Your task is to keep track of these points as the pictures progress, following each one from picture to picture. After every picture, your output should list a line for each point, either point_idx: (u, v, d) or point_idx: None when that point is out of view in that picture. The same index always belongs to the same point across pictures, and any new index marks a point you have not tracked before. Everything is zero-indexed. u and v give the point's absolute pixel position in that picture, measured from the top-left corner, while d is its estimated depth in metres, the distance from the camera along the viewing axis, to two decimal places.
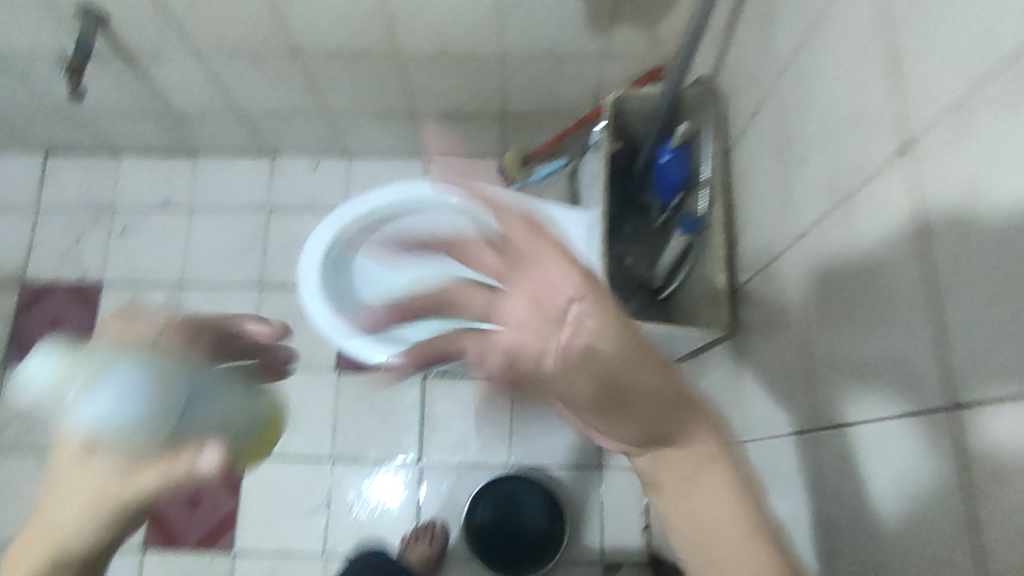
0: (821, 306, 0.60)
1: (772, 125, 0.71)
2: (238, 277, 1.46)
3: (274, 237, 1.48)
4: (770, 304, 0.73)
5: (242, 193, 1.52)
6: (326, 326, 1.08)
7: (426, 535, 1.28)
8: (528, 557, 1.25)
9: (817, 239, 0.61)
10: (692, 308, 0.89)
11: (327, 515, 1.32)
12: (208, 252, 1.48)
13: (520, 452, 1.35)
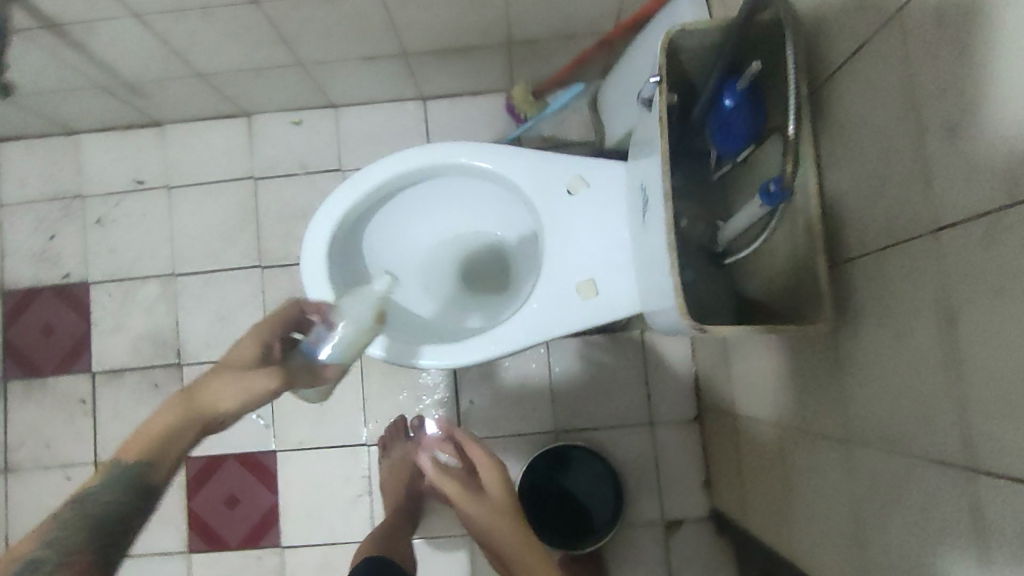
0: (996, 322, 0.45)
1: (907, 73, 0.53)
2: (235, 258, 1.32)
3: (267, 210, 1.33)
4: (897, 295, 0.57)
5: (222, 162, 1.35)
6: (335, 303, 0.93)
7: (398, 435, 1.23)
8: (589, 524, 1.19)
9: (994, 232, 0.44)
10: (775, 285, 0.76)
11: (371, 501, 1.25)
12: (197, 233, 1.33)
13: (566, 417, 1.26)
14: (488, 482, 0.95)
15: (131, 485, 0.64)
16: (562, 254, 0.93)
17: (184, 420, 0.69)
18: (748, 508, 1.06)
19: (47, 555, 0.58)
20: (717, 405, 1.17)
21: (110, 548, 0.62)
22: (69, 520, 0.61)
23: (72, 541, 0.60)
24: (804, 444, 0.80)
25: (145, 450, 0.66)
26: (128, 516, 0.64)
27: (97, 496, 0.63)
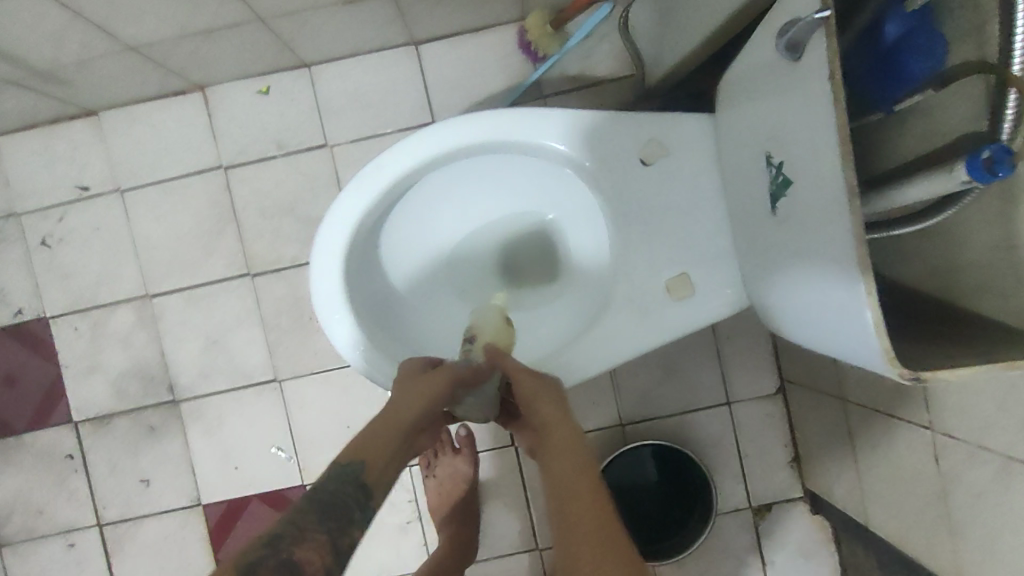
0: None
1: None
2: (217, 269, 1.10)
3: (246, 206, 1.09)
4: None
5: (180, 153, 1.10)
6: (348, 340, 0.74)
7: (442, 449, 1.06)
8: (673, 529, 1.04)
9: None
10: (963, 278, 0.55)
11: (422, 528, 1.09)
12: (166, 243, 1.10)
13: (632, 407, 1.09)
14: (562, 427, 0.65)
15: (354, 481, 0.58)
16: (641, 245, 0.72)
17: (382, 419, 0.64)
18: (869, 503, 0.88)
19: (296, 526, 0.53)
20: (810, 377, 0.97)
21: (338, 537, 0.54)
22: (308, 500, 0.56)
23: (300, 525, 0.54)
24: (988, 468, 0.62)
25: (358, 453, 0.61)
26: (353, 515, 0.56)
27: (324, 484, 0.58)
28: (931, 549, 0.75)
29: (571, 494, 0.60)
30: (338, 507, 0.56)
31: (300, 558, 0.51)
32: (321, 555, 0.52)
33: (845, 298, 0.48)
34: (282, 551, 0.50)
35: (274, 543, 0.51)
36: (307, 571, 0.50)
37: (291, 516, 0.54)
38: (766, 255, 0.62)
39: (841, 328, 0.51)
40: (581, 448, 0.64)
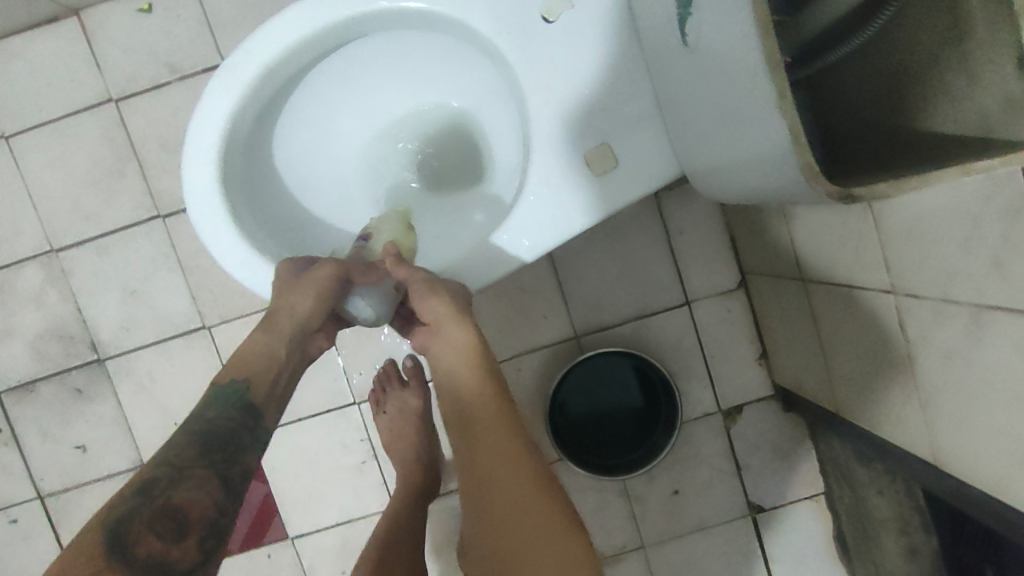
0: None
1: None
2: (124, 214, 1.00)
3: (145, 140, 0.99)
4: None
5: (65, 89, 0.99)
6: (234, 254, 0.64)
7: (390, 383, 1.00)
8: (641, 441, 0.98)
9: None
10: (911, 94, 0.46)
11: (379, 467, 1.04)
12: (65, 190, 1.00)
13: (586, 317, 1.02)
14: (455, 332, 0.60)
15: (237, 402, 0.57)
16: (553, 115, 0.63)
17: (264, 333, 0.62)
18: (838, 387, 0.82)
19: (176, 463, 0.52)
20: (769, 265, 0.90)
21: (225, 466, 0.54)
22: (189, 433, 0.55)
23: (178, 464, 0.52)
24: (957, 323, 0.55)
25: (239, 372, 0.60)
26: (241, 439, 0.56)
27: (204, 413, 0.56)
28: (904, 426, 0.69)
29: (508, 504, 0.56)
30: (222, 436, 0.55)
31: (181, 500, 0.50)
32: (208, 490, 0.52)
33: (762, 112, 0.39)
34: (158, 497, 0.50)
35: (147, 489, 0.50)
36: (191, 509, 0.50)
37: (168, 453, 0.53)
38: (690, 94, 0.52)
39: (769, 153, 0.42)
40: (513, 436, 0.58)
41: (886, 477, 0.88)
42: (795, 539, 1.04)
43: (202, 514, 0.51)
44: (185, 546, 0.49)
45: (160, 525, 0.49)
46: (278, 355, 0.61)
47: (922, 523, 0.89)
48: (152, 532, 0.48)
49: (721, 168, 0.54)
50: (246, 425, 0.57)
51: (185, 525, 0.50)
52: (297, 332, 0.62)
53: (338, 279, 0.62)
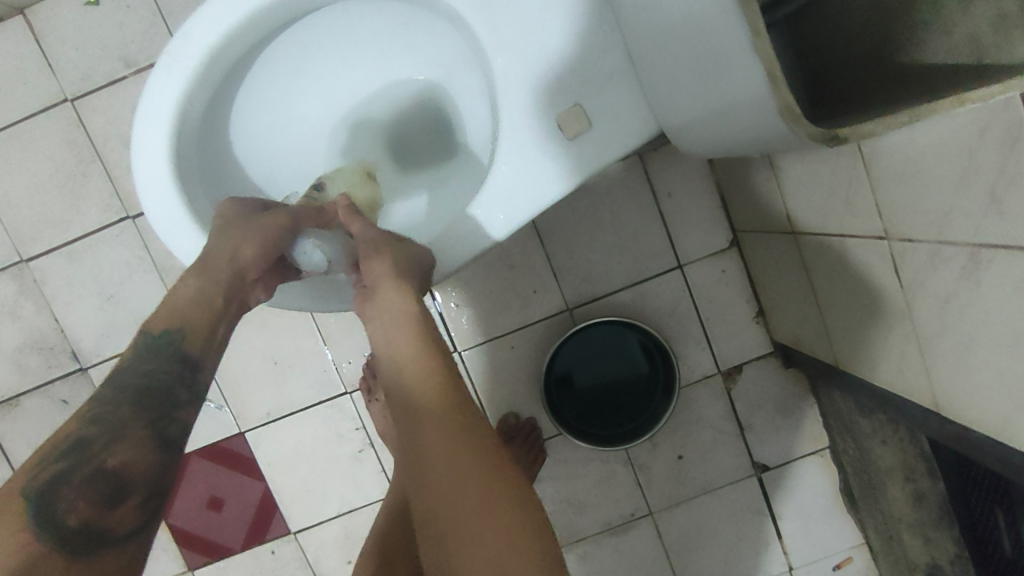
0: None
1: None
2: (92, 218, 0.97)
3: (106, 140, 0.95)
4: None
5: (18, 92, 0.95)
6: (193, 246, 0.61)
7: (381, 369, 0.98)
8: (641, 409, 0.97)
9: None
10: (901, 20, 0.43)
11: (377, 455, 1.02)
12: (29, 198, 0.97)
13: (577, 288, 0.99)
14: (400, 293, 0.57)
15: (174, 352, 0.52)
16: (521, 78, 0.59)
17: (198, 273, 0.56)
18: (836, 341, 0.80)
19: (109, 422, 0.47)
20: (760, 220, 0.87)
21: (164, 424, 0.49)
22: (121, 388, 0.49)
23: (111, 422, 0.47)
24: (954, 265, 0.52)
25: (172, 315, 0.54)
26: (179, 393, 0.51)
27: (136, 366, 0.51)
28: (903, 375, 0.67)
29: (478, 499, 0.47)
30: (158, 392, 0.50)
31: (118, 462, 0.45)
32: (147, 451, 0.47)
33: (736, 57, 0.36)
34: (92, 460, 0.44)
35: (77, 451, 0.45)
36: (129, 472, 0.45)
37: (98, 411, 0.48)
38: (660, 42, 0.49)
39: (748, 101, 0.39)
40: (471, 419, 0.51)
41: (890, 427, 0.87)
42: (802, 495, 1.03)
43: (142, 475, 0.46)
44: (124, 512, 0.44)
45: (94, 489, 0.43)
46: (212, 301, 0.55)
47: (928, 467, 0.88)
48: (84, 497, 0.43)
49: (700, 122, 0.52)
50: (185, 377, 0.52)
51: (123, 489, 0.44)
52: (239, 275, 0.57)
53: (289, 228, 0.59)
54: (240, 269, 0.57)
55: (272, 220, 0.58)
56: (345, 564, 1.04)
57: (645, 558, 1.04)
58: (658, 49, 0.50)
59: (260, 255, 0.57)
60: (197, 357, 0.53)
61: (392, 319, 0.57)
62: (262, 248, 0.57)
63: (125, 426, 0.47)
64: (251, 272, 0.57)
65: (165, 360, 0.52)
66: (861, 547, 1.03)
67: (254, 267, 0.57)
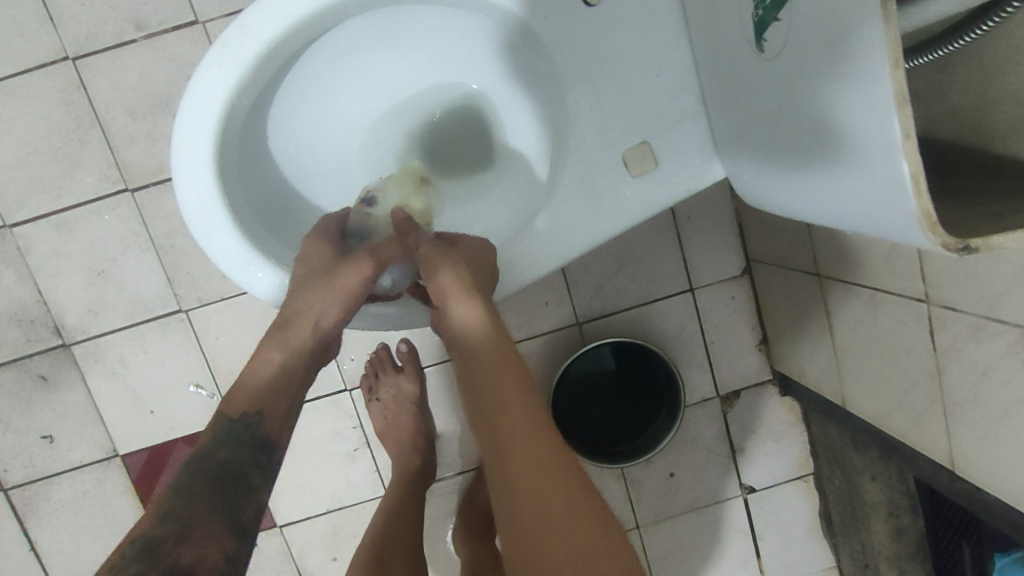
0: None
1: None
2: (87, 187, 0.91)
3: (109, 105, 0.89)
4: None
5: (13, 43, 0.88)
6: (234, 253, 0.58)
7: (384, 368, 0.97)
8: (643, 428, 0.98)
9: None
10: (998, 116, 0.43)
11: (371, 454, 1.01)
12: (18, 160, 0.90)
13: (589, 302, 0.99)
14: (468, 313, 0.59)
15: (248, 439, 0.54)
16: (591, 107, 0.58)
17: (283, 351, 0.59)
18: (847, 383, 0.82)
19: (181, 518, 0.48)
20: (781, 255, 0.89)
21: (236, 513, 0.50)
22: (195, 483, 0.51)
23: (182, 518, 0.48)
24: (999, 342, 0.54)
25: (256, 392, 0.56)
26: (253, 480, 0.53)
27: (213, 456, 0.53)
28: (919, 429, 0.69)
29: (538, 516, 0.50)
30: (231, 483, 0.52)
31: (189, 560, 0.46)
32: (217, 543, 0.48)
33: (870, 147, 0.36)
34: (164, 558, 0.45)
35: (150, 551, 0.45)
36: (200, 569, 0.46)
37: (172, 507, 0.49)
38: (749, 98, 0.49)
39: (861, 188, 0.39)
40: (558, 446, 0.53)
41: (881, 465, 0.90)
42: (784, 518, 1.06)
43: (213, 570, 0.47)
44: None
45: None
46: (298, 377, 0.59)
47: (910, 503, 0.93)
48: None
49: (771, 177, 0.52)
50: (256, 465, 0.53)
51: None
52: (314, 340, 0.60)
53: (360, 285, 0.60)
54: (314, 328, 0.59)
55: (348, 276, 0.59)
56: (329, 560, 1.03)
57: None
58: (748, 103, 0.50)
59: (335, 315, 0.60)
60: (271, 443, 0.55)
61: (470, 332, 0.59)
62: (332, 309, 0.59)
63: (198, 523, 0.48)
64: (325, 331, 0.60)
65: (233, 449, 0.53)
66: (833, 569, 1.08)
67: (330, 325, 0.60)
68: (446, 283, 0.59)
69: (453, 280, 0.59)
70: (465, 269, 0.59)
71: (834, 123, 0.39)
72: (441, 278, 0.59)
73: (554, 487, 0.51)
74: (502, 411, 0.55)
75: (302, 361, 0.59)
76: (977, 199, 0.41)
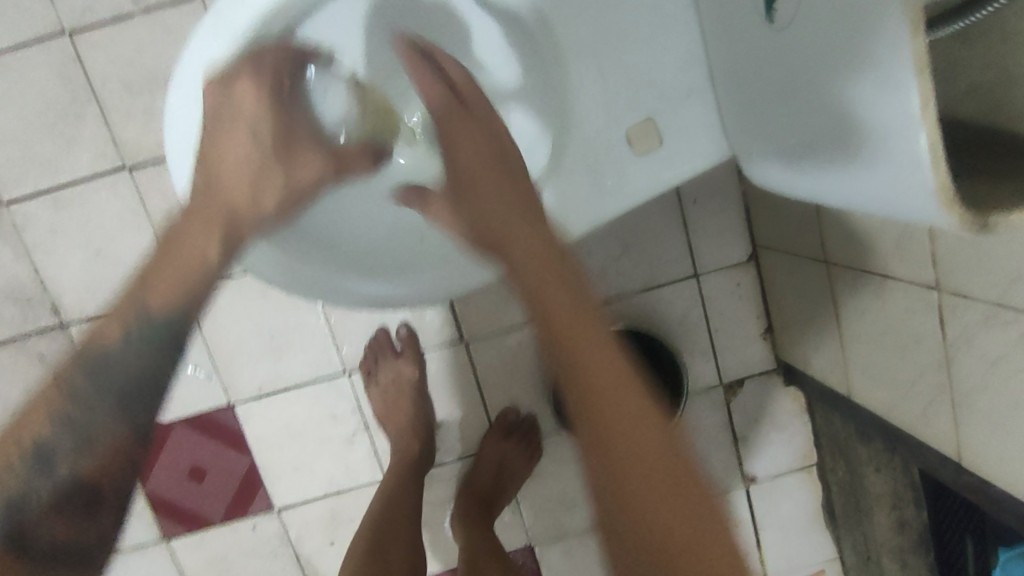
0: None
1: None
2: (84, 164, 0.90)
3: (105, 81, 0.88)
4: None
5: (8, 16, 0.86)
6: None
7: (383, 352, 0.96)
8: None
9: None
10: (1018, 92, 0.42)
11: (370, 438, 1.00)
12: (13, 136, 0.89)
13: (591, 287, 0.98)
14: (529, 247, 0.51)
15: (169, 343, 0.49)
16: (595, 83, 0.56)
17: (214, 235, 0.50)
18: (853, 372, 0.80)
19: (78, 424, 0.47)
20: (788, 242, 0.87)
21: (145, 421, 0.49)
22: (97, 384, 0.48)
23: (89, 432, 0.47)
24: (1012, 330, 0.52)
25: (168, 247, 0.50)
26: (164, 374, 0.50)
27: (121, 359, 0.48)
28: (927, 420, 0.68)
29: (631, 479, 0.44)
30: (134, 380, 0.48)
31: (87, 472, 0.47)
32: (114, 457, 0.48)
33: (888, 119, 0.34)
34: (62, 470, 0.46)
35: (45, 459, 0.46)
36: (99, 479, 0.48)
37: (66, 410, 0.47)
38: (760, 71, 0.47)
39: (873, 165, 0.37)
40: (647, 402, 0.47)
41: (885, 457, 0.89)
42: (786, 509, 1.05)
43: (115, 478, 0.48)
44: (100, 525, 0.48)
45: (69, 505, 0.47)
46: (218, 274, 0.51)
47: (914, 495, 0.92)
48: (58, 514, 0.47)
49: (779, 156, 0.50)
50: (163, 358, 0.49)
51: (98, 502, 0.48)
52: (232, 198, 0.51)
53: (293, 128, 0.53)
54: (230, 174, 0.51)
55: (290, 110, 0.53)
56: (327, 544, 1.02)
57: None
58: (758, 77, 0.48)
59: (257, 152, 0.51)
60: (183, 330, 0.50)
61: (531, 262, 0.51)
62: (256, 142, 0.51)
63: (103, 431, 0.48)
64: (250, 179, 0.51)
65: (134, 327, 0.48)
66: (835, 561, 1.07)
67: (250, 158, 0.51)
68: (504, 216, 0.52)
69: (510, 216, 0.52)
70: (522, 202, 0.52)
71: (846, 111, 0.38)
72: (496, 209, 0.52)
73: (660, 453, 0.45)
74: (610, 400, 0.46)
75: (224, 226, 0.51)
76: (991, 179, 0.40)
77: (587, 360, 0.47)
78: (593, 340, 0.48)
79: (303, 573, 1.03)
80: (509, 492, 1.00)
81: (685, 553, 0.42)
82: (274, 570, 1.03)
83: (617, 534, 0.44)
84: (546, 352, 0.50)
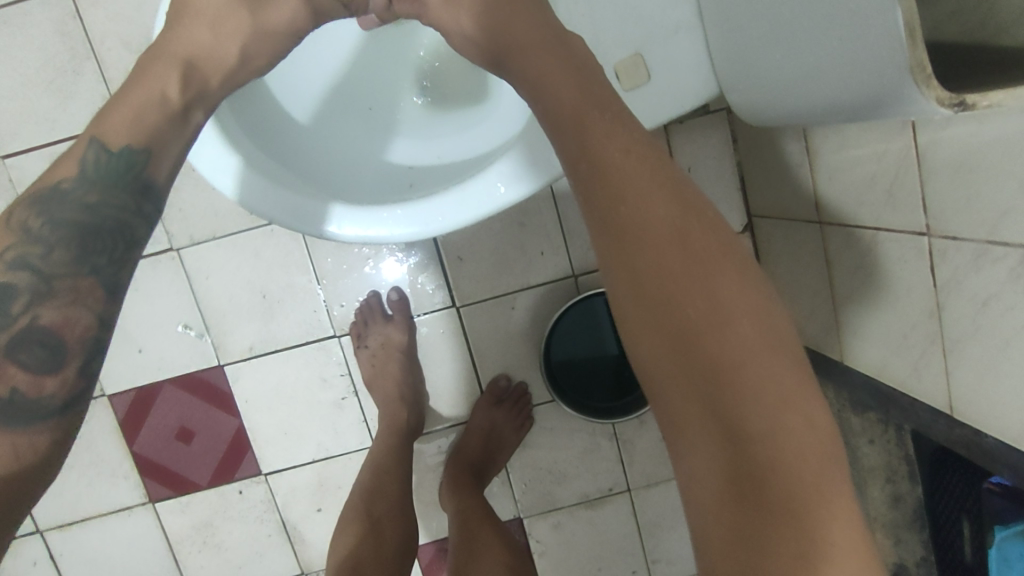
0: None
1: None
2: (80, 119, 0.90)
3: (104, 37, 0.88)
4: None
5: None
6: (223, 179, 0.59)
7: (373, 317, 0.95)
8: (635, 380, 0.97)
9: None
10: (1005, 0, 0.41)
11: (360, 404, 0.99)
12: (10, 89, 0.89)
13: (585, 254, 0.97)
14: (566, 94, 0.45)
15: (134, 186, 0.49)
16: (585, 18, 0.56)
17: (172, 69, 0.51)
18: (846, 335, 0.80)
19: (41, 270, 0.46)
20: (782, 207, 0.87)
21: (111, 268, 0.48)
22: (56, 225, 0.47)
23: (49, 277, 0.46)
24: (1001, 267, 0.51)
25: (125, 96, 0.50)
26: (129, 229, 0.49)
27: (79, 196, 0.49)
28: (919, 376, 0.67)
29: (697, 328, 0.39)
30: (96, 229, 0.48)
31: (52, 321, 0.46)
32: (84, 309, 0.47)
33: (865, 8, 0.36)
34: (23, 315, 0.45)
35: (5, 308, 0.45)
36: (65, 331, 0.46)
37: (26, 251, 0.47)
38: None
39: (850, 65, 0.40)
40: (705, 228, 0.41)
41: (880, 428, 0.87)
42: None
43: (78, 335, 0.46)
44: (63, 376, 0.45)
45: (26, 352, 0.45)
46: (180, 112, 0.51)
47: (908, 471, 0.91)
48: (15, 364, 0.45)
49: (766, 81, 0.51)
50: (130, 206, 0.50)
51: (59, 349, 0.46)
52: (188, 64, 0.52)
53: None
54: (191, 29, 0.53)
55: None
56: (314, 511, 1.02)
57: (618, 532, 1.04)
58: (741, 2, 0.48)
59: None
60: (151, 179, 0.50)
61: (570, 99, 0.45)
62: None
63: (66, 282, 0.47)
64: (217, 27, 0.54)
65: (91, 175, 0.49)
66: None
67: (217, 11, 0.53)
68: (549, 69, 0.47)
69: (551, 66, 0.47)
70: (553, 58, 0.47)
71: (830, 42, 0.41)
72: (538, 68, 0.47)
73: (733, 304, 0.39)
74: (668, 280, 0.40)
75: (183, 83, 0.52)
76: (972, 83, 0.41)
77: (642, 230, 0.41)
78: (645, 200, 0.41)
79: (289, 539, 1.02)
80: (499, 462, 0.99)
81: (755, 443, 0.38)
82: (261, 536, 1.02)
83: (680, 426, 0.40)
84: (590, 213, 0.43)
